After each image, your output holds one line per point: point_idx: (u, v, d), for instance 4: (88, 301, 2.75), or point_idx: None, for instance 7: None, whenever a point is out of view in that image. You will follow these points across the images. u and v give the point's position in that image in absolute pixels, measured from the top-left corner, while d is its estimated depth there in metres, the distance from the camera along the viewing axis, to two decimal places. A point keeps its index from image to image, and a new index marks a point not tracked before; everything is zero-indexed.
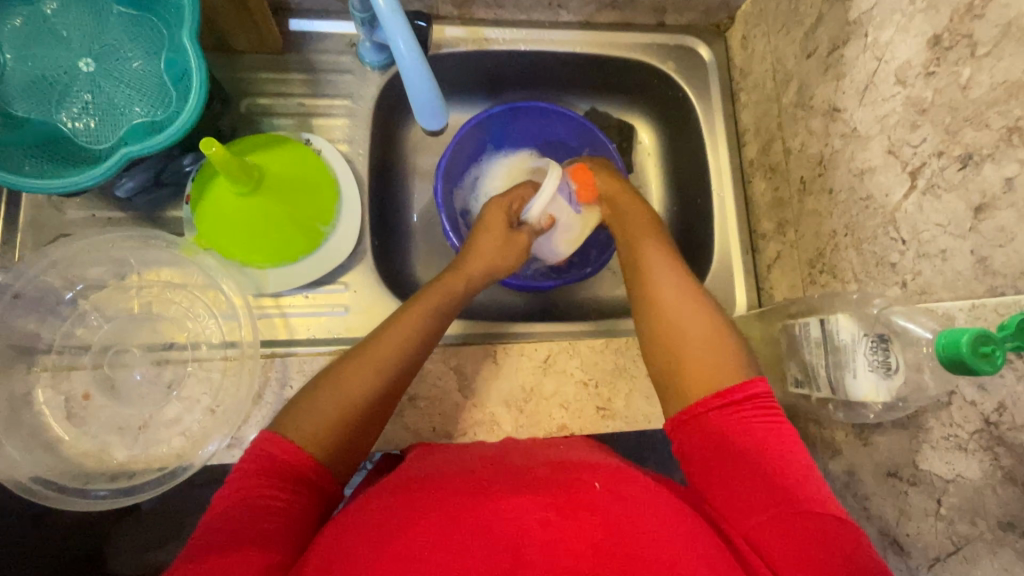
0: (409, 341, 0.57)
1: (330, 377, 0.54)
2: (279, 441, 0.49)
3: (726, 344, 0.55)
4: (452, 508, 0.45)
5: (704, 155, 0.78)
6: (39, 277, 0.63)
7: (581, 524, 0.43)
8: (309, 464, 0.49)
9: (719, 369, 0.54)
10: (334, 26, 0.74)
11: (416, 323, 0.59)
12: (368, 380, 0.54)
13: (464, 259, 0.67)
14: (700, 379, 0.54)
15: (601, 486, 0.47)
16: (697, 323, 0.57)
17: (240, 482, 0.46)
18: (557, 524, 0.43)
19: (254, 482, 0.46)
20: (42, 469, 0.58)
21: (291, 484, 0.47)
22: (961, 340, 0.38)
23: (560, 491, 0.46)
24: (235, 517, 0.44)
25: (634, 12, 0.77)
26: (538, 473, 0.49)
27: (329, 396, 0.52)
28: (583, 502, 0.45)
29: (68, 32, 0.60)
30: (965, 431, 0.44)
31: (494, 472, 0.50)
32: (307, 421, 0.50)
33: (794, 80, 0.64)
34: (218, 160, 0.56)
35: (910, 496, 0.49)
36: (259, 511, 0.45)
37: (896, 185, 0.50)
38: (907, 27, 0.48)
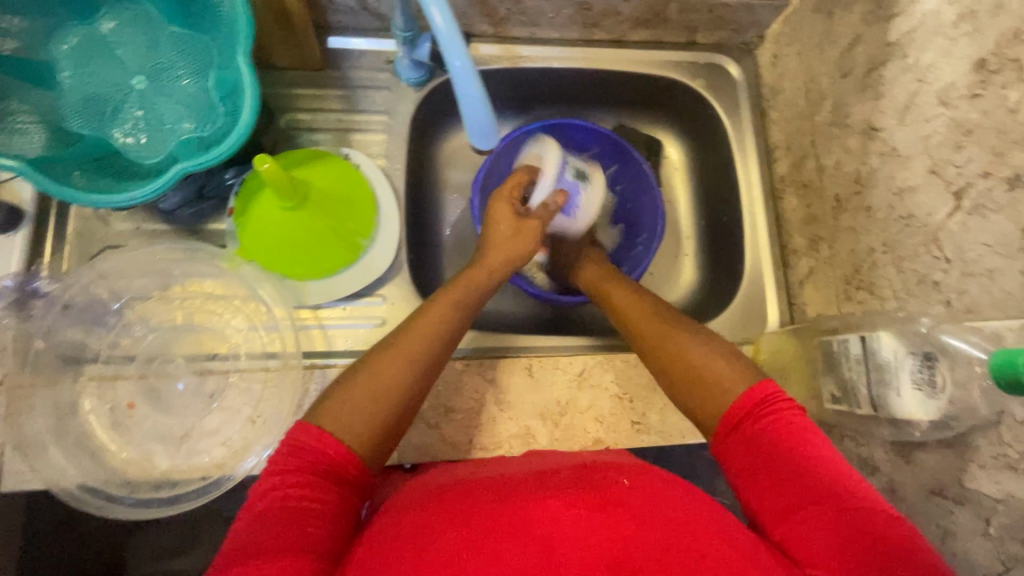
0: (441, 334, 0.57)
1: (367, 368, 0.53)
2: (314, 433, 0.48)
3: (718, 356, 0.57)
4: (474, 520, 0.46)
5: (734, 171, 0.79)
6: (87, 287, 0.64)
7: (616, 522, 0.45)
8: (346, 455, 0.48)
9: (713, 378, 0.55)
10: (373, 44, 0.75)
11: (441, 318, 0.58)
12: (405, 370, 0.53)
13: (486, 255, 0.66)
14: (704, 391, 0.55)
15: (629, 482, 0.50)
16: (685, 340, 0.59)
17: (280, 480, 0.46)
18: (596, 525, 0.45)
19: (294, 482, 0.46)
20: (87, 477, 0.59)
21: (331, 483, 0.47)
22: (1018, 360, 0.38)
23: (591, 493, 0.48)
24: (281, 516, 0.44)
25: (666, 31, 0.78)
26: (568, 478, 0.51)
27: (369, 385, 0.52)
28: (614, 501, 0.47)
29: (122, 51, 0.62)
30: (1017, 451, 0.44)
31: (526, 478, 0.52)
32: (348, 412, 0.50)
33: (829, 99, 0.65)
34: (269, 175, 0.58)
35: (957, 516, 0.49)
36: (303, 514, 0.45)
37: (940, 205, 0.50)
38: (951, 49, 0.49)
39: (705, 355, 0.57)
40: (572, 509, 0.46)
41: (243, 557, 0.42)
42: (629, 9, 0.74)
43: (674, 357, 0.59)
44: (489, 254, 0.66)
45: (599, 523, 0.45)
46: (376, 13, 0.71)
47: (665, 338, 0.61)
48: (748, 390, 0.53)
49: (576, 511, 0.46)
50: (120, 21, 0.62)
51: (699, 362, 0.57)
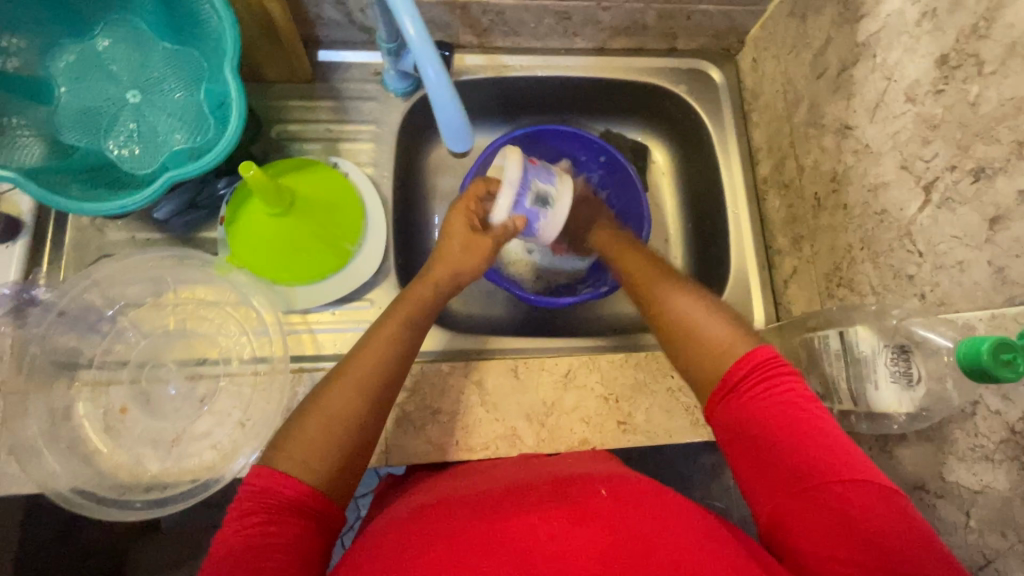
0: (390, 358, 0.57)
1: (315, 403, 0.53)
2: (269, 474, 0.49)
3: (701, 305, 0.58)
4: (457, 534, 0.46)
5: (718, 173, 0.80)
6: (82, 294, 0.65)
7: (589, 532, 0.45)
8: (302, 493, 0.48)
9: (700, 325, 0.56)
10: (360, 56, 0.78)
11: (388, 342, 0.58)
12: (354, 398, 0.54)
13: (433, 269, 0.66)
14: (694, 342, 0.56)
15: (607, 493, 0.49)
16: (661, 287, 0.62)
17: (241, 523, 0.46)
18: (565, 536, 0.44)
19: (254, 524, 0.46)
20: (78, 481, 0.60)
21: (293, 518, 0.47)
22: (982, 347, 0.38)
23: (569, 507, 0.48)
24: (243, 554, 0.45)
25: (647, 38, 0.80)
26: (535, 492, 0.51)
27: (315, 422, 0.52)
28: (589, 511, 0.47)
29: (116, 67, 0.65)
30: (992, 441, 0.44)
31: (502, 491, 0.52)
32: (298, 450, 0.50)
33: (805, 100, 0.66)
34: (255, 182, 0.60)
35: (938, 509, 0.48)
36: (263, 551, 0.45)
37: (911, 199, 0.51)
38: (914, 47, 0.50)
39: (705, 317, 0.57)
40: (548, 523, 0.46)
41: None
42: (608, 18, 0.75)
43: (671, 318, 0.58)
44: (434, 269, 0.65)
45: (577, 536, 0.44)
46: (363, 26, 0.73)
47: (664, 301, 0.60)
48: (746, 355, 0.52)
49: (552, 527, 0.45)
50: (113, 38, 0.65)
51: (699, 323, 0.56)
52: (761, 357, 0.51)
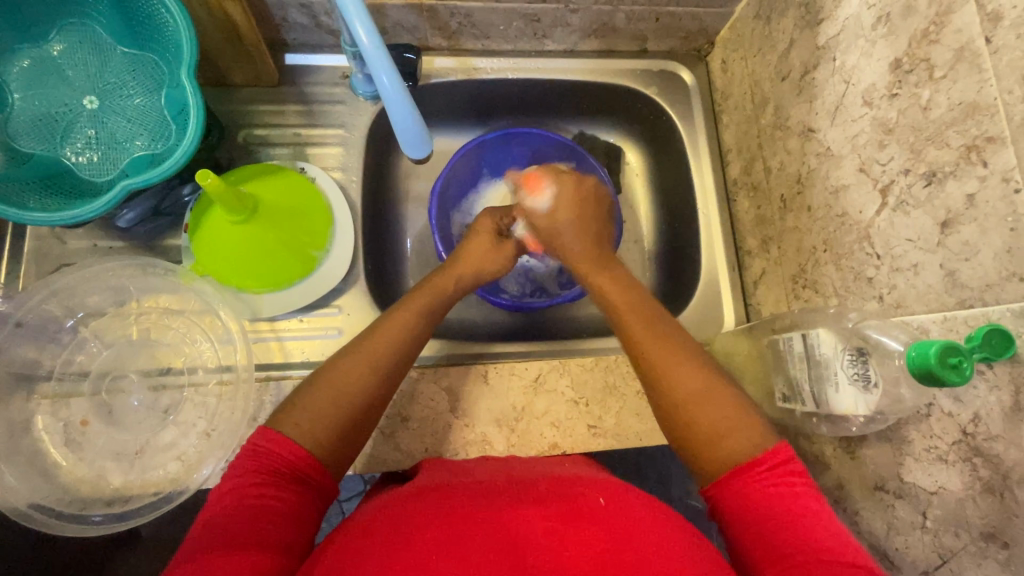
0: (412, 337, 0.58)
1: (335, 368, 0.53)
2: (274, 437, 0.48)
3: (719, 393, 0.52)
4: (453, 517, 0.46)
5: (689, 174, 0.80)
6: (40, 305, 0.64)
7: (584, 532, 0.44)
8: (303, 458, 0.48)
9: (725, 415, 0.51)
10: (328, 59, 0.77)
11: (410, 321, 0.59)
12: (367, 373, 0.53)
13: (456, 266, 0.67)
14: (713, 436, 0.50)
15: (605, 501, 0.49)
16: (670, 356, 0.56)
17: (246, 481, 0.46)
18: (559, 531, 0.45)
19: (256, 484, 0.46)
20: (38, 495, 0.59)
21: (295, 484, 0.47)
22: (930, 351, 0.39)
23: (567, 505, 0.48)
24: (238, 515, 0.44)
25: (618, 40, 0.79)
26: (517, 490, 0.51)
27: (326, 391, 0.51)
28: (586, 513, 0.47)
29: (73, 72, 0.63)
30: (945, 443, 0.44)
31: (499, 485, 0.52)
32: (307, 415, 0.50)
33: (771, 102, 0.66)
34: (214, 190, 0.59)
35: (897, 509, 0.49)
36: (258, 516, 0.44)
37: (869, 202, 0.51)
38: (870, 51, 0.51)
39: (715, 408, 0.51)
40: (545, 520, 0.46)
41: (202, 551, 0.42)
42: (578, 20, 0.75)
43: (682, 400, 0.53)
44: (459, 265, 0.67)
45: (572, 535, 0.44)
46: (329, 29, 0.72)
47: (671, 375, 0.54)
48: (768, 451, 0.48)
49: (549, 523, 0.45)
50: (68, 43, 0.63)
51: (713, 414, 0.51)
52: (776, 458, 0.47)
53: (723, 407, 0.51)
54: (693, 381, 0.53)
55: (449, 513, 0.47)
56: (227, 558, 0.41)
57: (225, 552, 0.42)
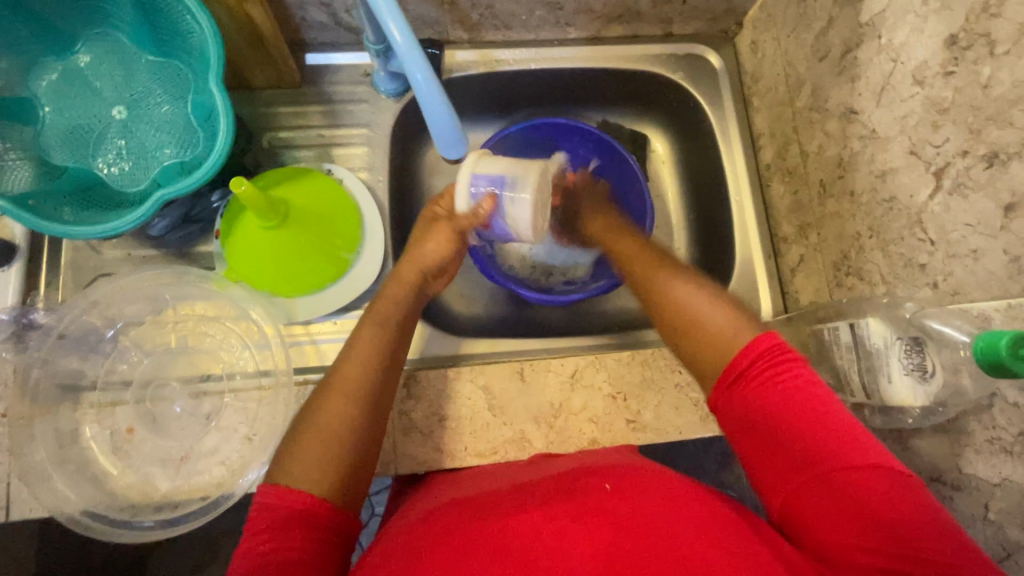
0: (339, 439, 0.51)
1: (273, 481, 0.48)
2: (275, 491, 0.47)
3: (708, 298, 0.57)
4: (470, 539, 0.46)
5: (719, 160, 0.78)
6: (82, 316, 0.65)
7: (593, 528, 0.45)
8: (309, 506, 0.47)
9: (702, 311, 0.56)
10: (349, 58, 0.76)
11: (320, 423, 0.52)
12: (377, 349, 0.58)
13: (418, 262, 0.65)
14: (696, 333, 0.55)
15: (610, 487, 0.49)
16: (655, 269, 0.62)
17: (252, 541, 0.45)
18: (571, 532, 0.44)
19: (266, 538, 0.45)
20: (89, 502, 0.60)
21: (308, 532, 0.46)
22: (1001, 342, 0.37)
23: (571, 502, 0.48)
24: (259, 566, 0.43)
25: (642, 24, 0.77)
26: (494, 499, 0.51)
27: (356, 365, 0.56)
28: (599, 508, 0.47)
29: (100, 83, 0.63)
30: (1010, 434, 0.43)
31: (504, 492, 0.52)
32: (336, 404, 0.53)
33: (808, 83, 0.64)
34: (247, 197, 0.59)
35: (956, 502, 0.47)
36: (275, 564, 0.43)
37: (921, 186, 0.49)
38: (921, 27, 0.48)
39: (703, 314, 0.56)
40: (552, 521, 0.46)
41: None
42: (601, 6, 0.73)
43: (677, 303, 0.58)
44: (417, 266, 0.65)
45: (578, 532, 0.44)
46: (350, 27, 0.71)
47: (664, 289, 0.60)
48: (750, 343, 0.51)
49: (557, 523, 0.45)
50: (95, 54, 0.63)
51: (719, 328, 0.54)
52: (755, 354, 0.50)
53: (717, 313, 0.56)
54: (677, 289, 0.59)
55: (434, 544, 0.46)
56: None
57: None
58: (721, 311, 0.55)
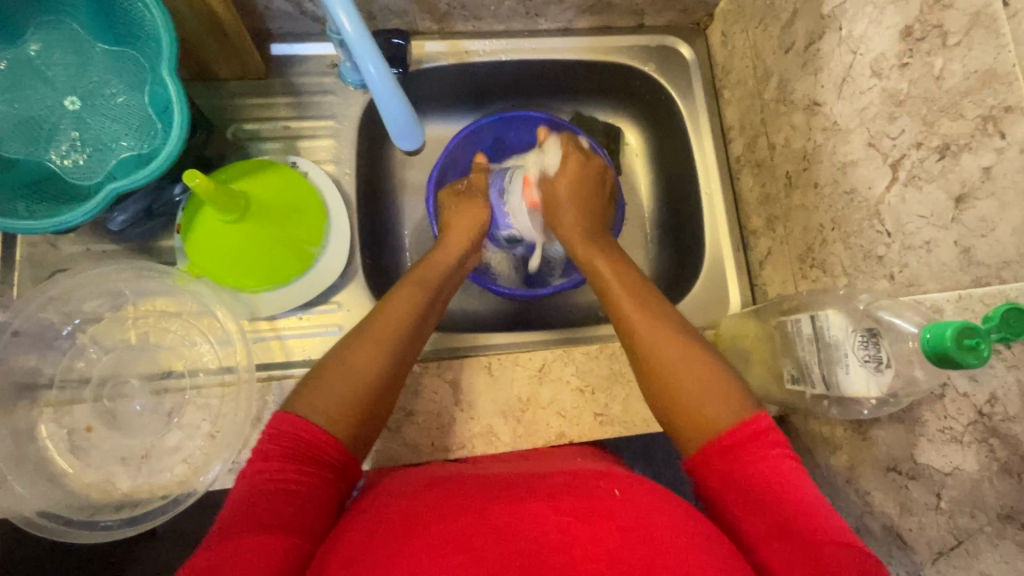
0: (371, 390, 0.52)
1: (290, 410, 0.50)
2: (295, 421, 0.49)
3: (699, 360, 0.55)
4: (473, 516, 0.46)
5: (690, 153, 0.78)
6: (37, 313, 0.63)
7: (598, 528, 0.44)
8: (326, 442, 0.49)
9: (696, 375, 0.53)
10: (315, 48, 0.74)
11: (361, 366, 0.53)
12: (411, 304, 0.59)
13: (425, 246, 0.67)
14: (687, 394, 0.53)
15: (621, 493, 0.48)
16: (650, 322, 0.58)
17: (261, 464, 0.47)
18: (580, 531, 0.44)
19: (279, 465, 0.47)
20: (46, 502, 0.59)
21: (310, 467, 0.48)
22: (946, 333, 0.38)
23: (579, 501, 0.47)
24: (256, 499, 0.45)
25: (613, 15, 0.77)
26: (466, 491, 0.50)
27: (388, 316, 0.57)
28: (604, 508, 0.46)
29: (52, 72, 0.61)
30: (960, 423, 0.43)
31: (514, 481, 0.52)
32: (366, 348, 0.54)
33: (774, 76, 0.64)
34: (203, 190, 0.58)
35: (911, 491, 0.48)
36: (277, 496, 0.45)
37: (878, 177, 0.49)
38: (880, 19, 0.48)
39: (692, 378, 0.53)
40: (560, 513, 0.46)
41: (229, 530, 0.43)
42: None
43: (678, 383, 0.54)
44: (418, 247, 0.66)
45: (585, 533, 0.44)
46: (314, 16, 0.70)
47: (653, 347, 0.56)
48: (742, 421, 0.49)
49: (564, 518, 0.45)
50: (46, 42, 0.61)
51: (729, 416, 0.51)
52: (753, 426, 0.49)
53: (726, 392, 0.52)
54: (672, 351, 0.55)
55: (438, 516, 0.46)
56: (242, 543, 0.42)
57: (243, 536, 0.43)
58: (706, 375, 0.53)
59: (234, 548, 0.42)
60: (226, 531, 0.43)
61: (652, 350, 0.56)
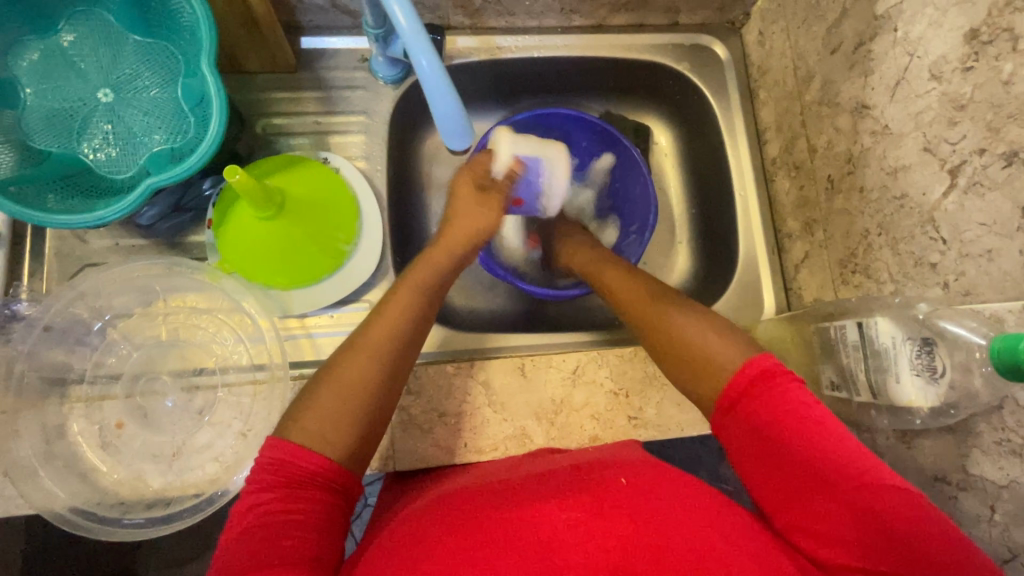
0: (393, 339, 0.54)
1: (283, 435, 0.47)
2: (290, 447, 0.46)
3: (701, 323, 0.57)
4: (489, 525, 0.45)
5: (724, 154, 0.77)
6: (66, 308, 0.62)
7: (608, 520, 0.45)
8: (322, 466, 0.46)
9: (710, 339, 0.55)
10: (346, 42, 0.73)
11: (355, 380, 0.51)
12: (417, 295, 0.58)
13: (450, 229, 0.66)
14: (697, 356, 0.54)
15: (626, 481, 0.49)
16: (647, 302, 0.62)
17: (257, 494, 0.44)
18: (589, 525, 0.44)
19: (276, 492, 0.44)
20: (78, 499, 0.59)
21: (311, 490, 0.45)
22: (1019, 346, 0.37)
23: (587, 494, 0.47)
24: (258, 527, 0.43)
25: (649, 12, 0.75)
26: (481, 497, 0.49)
27: (396, 305, 0.57)
28: (612, 500, 0.47)
29: (85, 64, 0.60)
30: (1020, 436, 0.42)
31: (525, 482, 0.51)
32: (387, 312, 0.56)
33: (817, 77, 0.63)
34: (240, 186, 0.57)
35: (961, 502, 0.47)
36: (280, 526, 0.43)
37: (934, 183, 0.49)
38: (940, 21, 0.47)
39: (700, 338, 0.55)
40: (565, 508, 0.46)
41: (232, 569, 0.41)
42: None
43: (670, 336, 0.57)
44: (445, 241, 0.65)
45: (596, 524, 0.44)
46: (347, 10, 0.69)
47: (658, 319, 0.59)
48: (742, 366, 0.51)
49: (571, 512, 0.45)
50: (79, 32, 0.60)
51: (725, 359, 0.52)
52: (755, 366, 0.50)
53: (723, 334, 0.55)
54: (673, 317, 0.59)
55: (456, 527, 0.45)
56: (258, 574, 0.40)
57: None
58: (715, 333, 0.55)
59: None
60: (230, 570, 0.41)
61: (659, 324, 0.59)
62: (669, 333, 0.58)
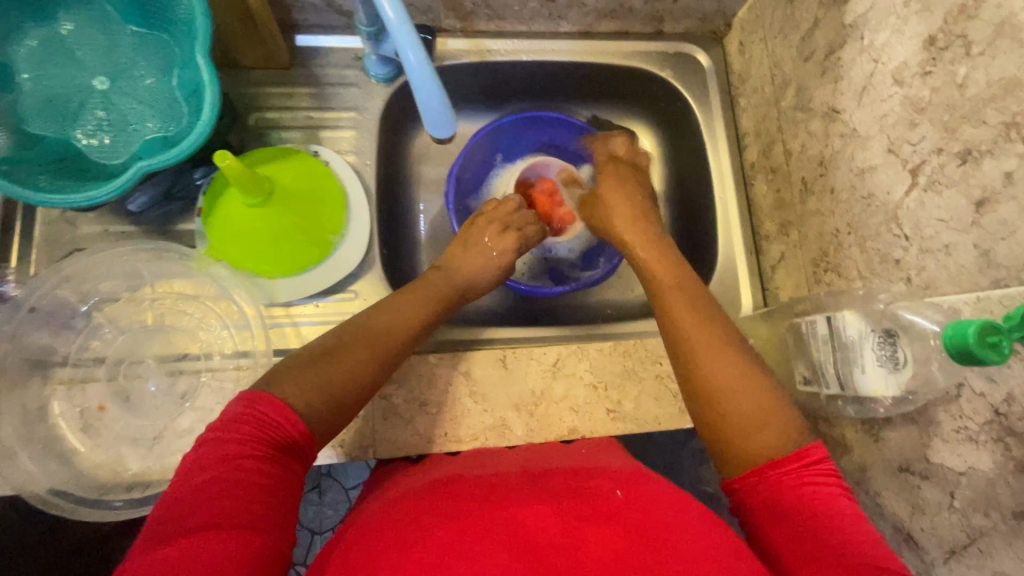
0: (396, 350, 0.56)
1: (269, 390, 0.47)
2: (278, 407, 0.46)
3: (755, 381, 0.51)
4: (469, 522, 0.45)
5: (704, 158, 0.79)
6: (52, 291, 0.63)
7: (602, 531, 0.44)
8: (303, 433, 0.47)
9: (759, 404, 0.50)
10: (340, 41, 0.75)
11: (351, 383, 0.51)
12: (425, 310, 0.60)
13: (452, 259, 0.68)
14: (741, 416, 0.50)
15: (622, 494, 0.49)
16: (711, 343, 0.54)
17: (230, 450, 0.43)
18: (581, 532, 0.44)
19: (251, 452, 0.43)
20: (57, 480, 0.59)
21: (280, 458, 0.45)
22: (968, 331, 0.39)
23: (581, 503, 0.47)
24: (224, 492, 0.42)
25: (634, 20, 0.78)
26: (450, 497, 0.48)
27: (402, 311, 0.58)
28: (605, 511, 0.46)
29: (83, 52, 0.62)
30: (975, 423, 0.44)
31: (509, 482, 0.51)
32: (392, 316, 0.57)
33: (792, 83, 0.66)
34: (230, 171, 0.58)
35: (923, 491, 0.49)
36: (244, 492, 0.42)
37: (898, 183, 0.51)
38: (903, 29, 0.50)
39: (749, 398, 0.50)
40: (558, 514, 0.45)
41: (190, 527, 0.40)
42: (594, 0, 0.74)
43: (716, 387, 0.52)
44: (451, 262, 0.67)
45: (589, 533, 0.43)
46: (341, 9, 0.71)
47: (708, 363, 0.53)
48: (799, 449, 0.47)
49: (564, 518, 0.45)
50: (78, 22, 0.62)
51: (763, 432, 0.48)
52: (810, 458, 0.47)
53: (748, 375, 0.52)
54: (728, 368, 0.52)
55: (434, 524, 0.45)
56: (216, 540, 0.39)
57: (202, 533, 0.40)
58: (764, 395, 0.50)
59: (201, 546, 0.39)
60: (186, 529, 0.40)
61: (706, 365, 0.53)
62: (715, 382, 0.52)
